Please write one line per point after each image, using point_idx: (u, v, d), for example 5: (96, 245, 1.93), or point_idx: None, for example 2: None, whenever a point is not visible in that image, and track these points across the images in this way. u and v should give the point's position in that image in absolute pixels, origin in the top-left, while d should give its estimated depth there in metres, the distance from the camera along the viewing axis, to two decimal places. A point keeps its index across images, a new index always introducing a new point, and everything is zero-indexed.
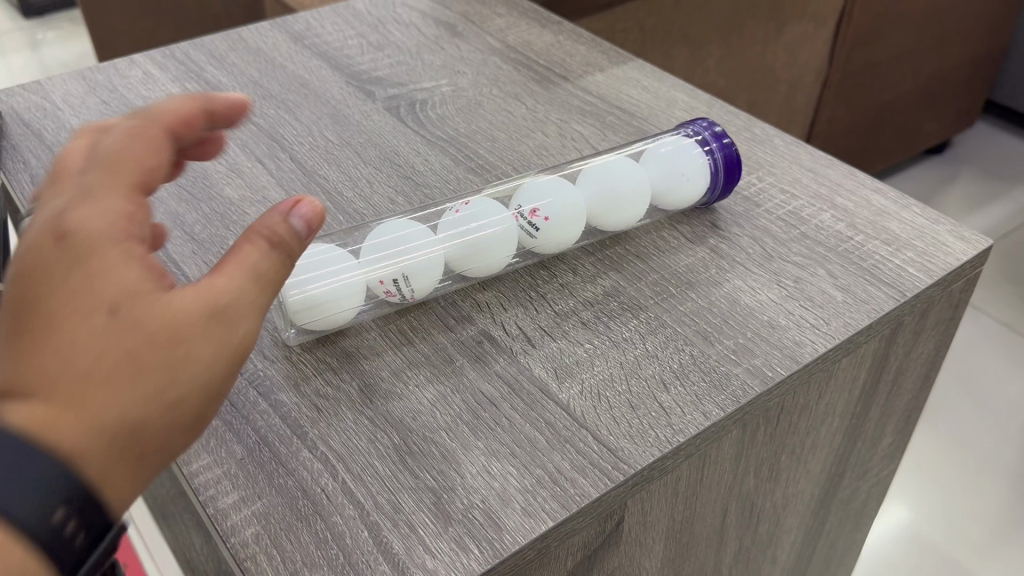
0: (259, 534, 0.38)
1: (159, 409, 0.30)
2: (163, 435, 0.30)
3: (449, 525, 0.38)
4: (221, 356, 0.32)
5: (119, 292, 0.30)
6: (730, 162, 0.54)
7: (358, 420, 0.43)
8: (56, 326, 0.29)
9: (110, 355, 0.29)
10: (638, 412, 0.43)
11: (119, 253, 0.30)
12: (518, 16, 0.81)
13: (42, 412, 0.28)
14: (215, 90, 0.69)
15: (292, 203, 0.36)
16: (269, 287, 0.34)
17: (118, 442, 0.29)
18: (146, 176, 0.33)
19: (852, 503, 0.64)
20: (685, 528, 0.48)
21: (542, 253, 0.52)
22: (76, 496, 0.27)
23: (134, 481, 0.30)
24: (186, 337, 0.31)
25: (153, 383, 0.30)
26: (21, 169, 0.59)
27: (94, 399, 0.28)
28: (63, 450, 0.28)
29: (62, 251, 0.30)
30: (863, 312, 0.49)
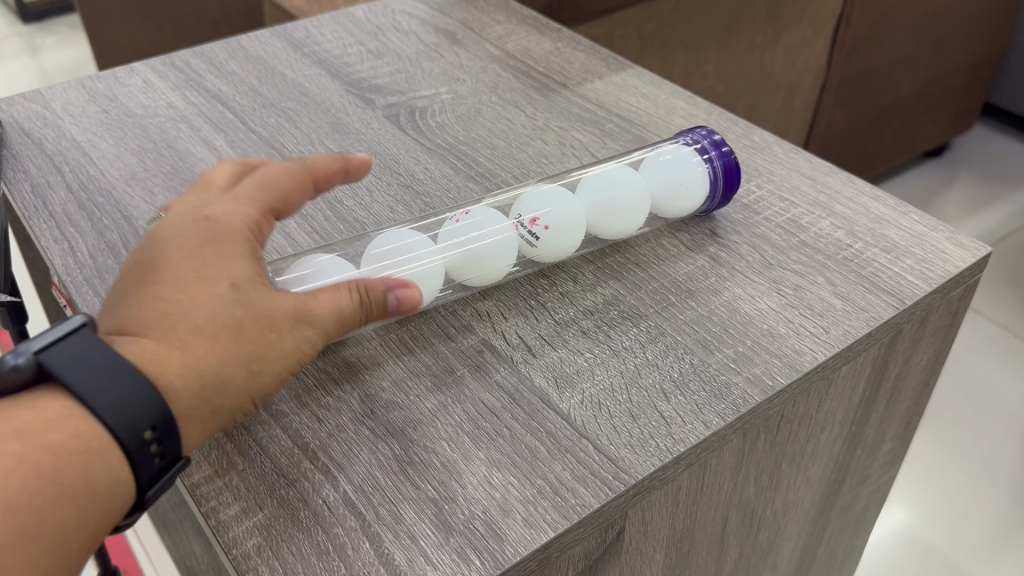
0: (260, 545, 0.38)
1: (240, 373, 0.39)
2: (235, 395, 0.39)
3: (450, 536, 0.38)
4: (296, 350, 0.41)
5: (239, 276, 0.41)
6: (730, 171, 0.54)
7: (359, 430, 0.43)
8: (186, 288, 0.39)
9: (219, 319, 0.39)
10: (639, 421, 0.43)
11: (245, 250, 0.42)
12: (517, 24, 0.81)
13: (159, 346, 0.38)
14: (215, 99, 0.69)
15: (400, 284, 0.44)
16: (353, 321, 0.43)
17: (204, 385, 0.38)
18: (280, 205, 0.46)
19: (852, 510, 0.64)
20: (686, 536, 0.49)
21: (543, 262, 0.53)
22: (160, 423, 0.36)
23: (207, 425, 0.39)
24: (275, 325, 0.40)
25: (243, 352, 0.39)
26: (21, 178, 0.60)
27: (196, 348, 0.38)
28: (165, 378, 0.37)
29: (208, 237, 0.42)
30: (862, 321, 0.49)
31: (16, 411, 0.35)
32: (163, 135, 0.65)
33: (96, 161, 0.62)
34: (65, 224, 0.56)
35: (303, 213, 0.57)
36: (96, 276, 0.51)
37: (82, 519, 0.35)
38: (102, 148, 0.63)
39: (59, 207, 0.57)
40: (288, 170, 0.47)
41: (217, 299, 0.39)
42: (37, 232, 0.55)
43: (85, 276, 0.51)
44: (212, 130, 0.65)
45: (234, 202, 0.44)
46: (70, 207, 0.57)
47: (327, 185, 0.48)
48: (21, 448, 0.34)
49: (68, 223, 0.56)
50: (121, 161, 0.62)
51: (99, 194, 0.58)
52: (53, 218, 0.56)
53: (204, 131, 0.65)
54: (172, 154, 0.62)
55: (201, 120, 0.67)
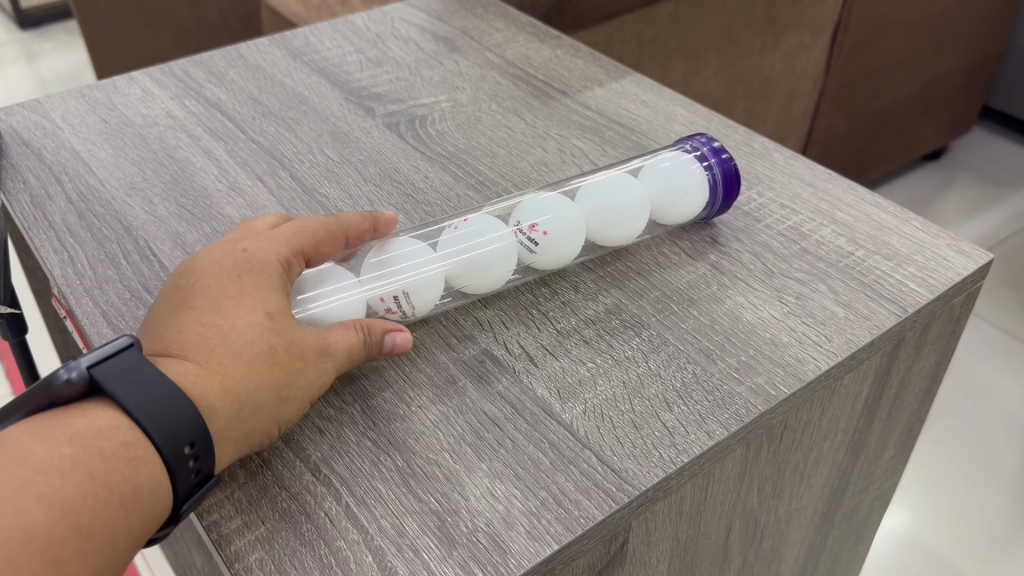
0: (262, 559, 0.38)
1: (271, 399, 0.40)
2: (267, 421, 0.40)
3: (454, 549, 0.38)
4: (321, 381, 0.42)
5: (275, 307, 0.42)
6: (729, 178, 0.54)
7: (361, 441, 0.43)
8: (225, 314, 0.41)
9: (256, 346, 0.40)
10: (642, 432, 0.43)
11: (280, 284, 0.43)
12: (516, 31, 0.81)
13: (199, 369, 0.39)
14: (214, 108, 0.69)
15: (396, 329, 0.46)
16: (365, 355, 0.44)
17: (239, 408, 0.39)
18: (314, 252, 0.46)
19: (854, 517, 0.63)
20: (689, 547, 0.48)
21: (541, 270, 0.53)
22: (199, 440, 0.37)
23: (239, 448, 0.40)
24: (306, 355, 0.42)
25: (277, 380, 0.40)
26: (21, 189, 0.59)
27: (233, 372, 0.40)
28: (204, 399, 0.38)
29: (245, 268, 0.43)
30: (865, 329, 0.49)
31: (65, 419, 0.36)
32: (162, 144, 0.65)
33: (95, 171, 0.62)
34: (65, 234, 0.55)
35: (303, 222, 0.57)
36: (96, 287, 0.51)
37: (127, 523, 0.35)
38: (101, 158, 0.63)
39: (59, 218, 0.57)
40: (324, 221, 0.47)
41: (254, 327, 0.41)
42: (37, 243, 0.55)
43: (85, 287, 0.51)
44: (212, 139, 0.65)
45: (273, 242, 0.45)
46: (69, 217, 0.57)
47: (354, 241, 0.49)
48: (71, 453, 0.35)
49: (68, 234, 0.55)
50: (121, 171, 0.62)
51: (99, 204, 0.58)
52: (53, 228, 0.56)
53: (203, 140, 0.65)
54: (172, 164, 0.62)
55: (201, 128, 0.66)
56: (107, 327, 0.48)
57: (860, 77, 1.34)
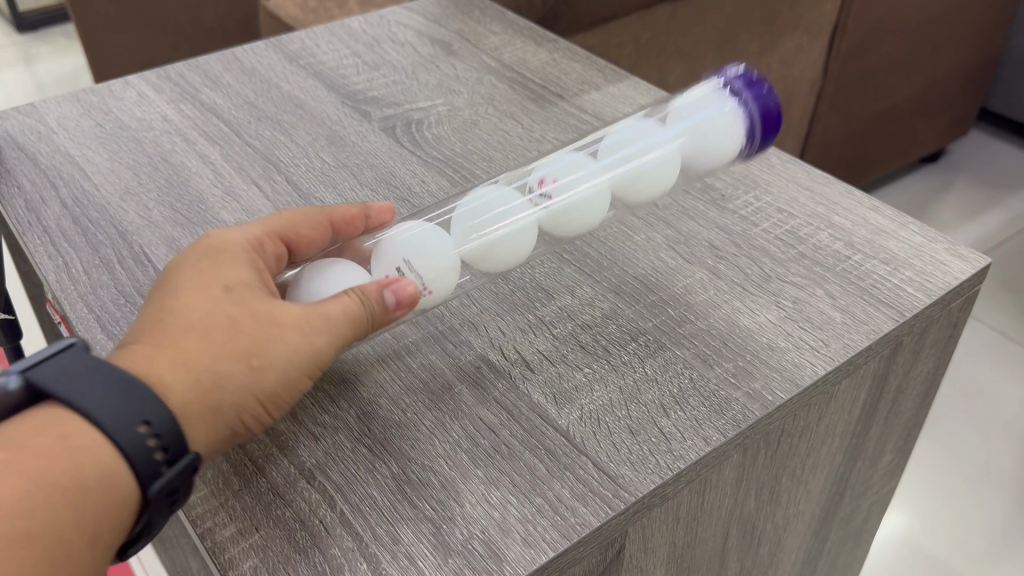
0: (257, 566, 0.38)
1: (238, 368, 0.39)
2: (237, 392, 0.38)
3: (449, 557, 0.38)
4: (302, 346, 0.40)
5: (234, 280, 0.41)
6: (767, 114, 0.52)
7: (356, 448, 0.43)
8: (181, 294, 0.40)
9: (212, 317, 0.39)
10: (638, 438, 0.43)
11: (246, 263, 0.43)
12: (513, 35, 0.81)
13: (151, 346, 0.38)
14: (210, 112, 0.69)
15: (394, 281, 0.43)
16: (364, 321, 0.42)
17: (198, 379, 0.38)
18: (291, 235, 0.46)
19: (852, 522, 0.63)
20: (686, 553, 0.48)
21: (572, 233, 0.51)
22: (155, 417, 0.35)
23: (209, 425, 0.38)
24: (277, 322, 0.40)
25: (240, 347, 0.39)
26: (15, 194, 0.59)
27: (188, 345, 0.38)
28: (155, 374, 0.37)
29: (210, 251, 0.43)
30: (862, 333, 0.49)
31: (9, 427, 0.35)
32: (158, 148, 0.64)
33: (90, 176, 0.61)
34: (59, 239, 0.55)
35: None
36: (90, 292, 0.51)
37: (101, 517, 0.34)
38: (96, 162, 0.63)
39: (53, 223, 0.57)
40: (306, 209, 0.48)
41: (211, 300, 0.40)
42: (31, 248, 0.54)
43: (80, 292, 0.51)
44: (207, 143, 0.65)
45: (243, 227, 0.45)
46: (64, 222, 0.57)
47: (346, 231, 0.49)
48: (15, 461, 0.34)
49: (63, 239, 0.55)
50: (116, 175, 0.61)
51: (94, 209, 0.58)
52: (47, 234, 0.56)
53: (199, 144, 0.65)
54: (167, 168, 0.62)
55: (196, 132, 0.66)
56: (101, 333, 0.48)
57: (858, 79, 1.33)
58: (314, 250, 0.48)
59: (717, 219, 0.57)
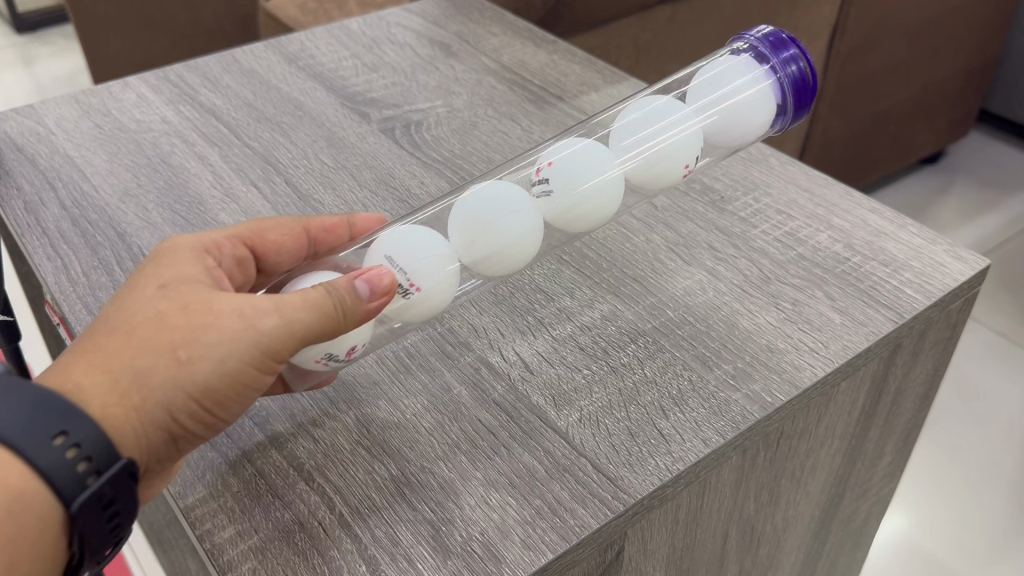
0: (255, 569, 0.37)
1: (165, 364, 0.37)
2: (164, 389, 0.37)
3: (448, 559, 0.38)
4: (241, 335, 0.38)
5: (169, 277, 0.40)
6: (799, 82, 0.50)
7: (356, 450, 0.43)
8: (116, 298, 0.40)
9: (140, 315, 0.38)
10: (637, 440, 0.43)
11: (192, 263, 0.42)
12: (512, 36, 0.81)
13: (76, 353, 0.38)
14: (209, 113, 0.69)
15: (365, 274, 0.40)
16: (330, 311, 0.39)
17: (119, 380, 0.37)
18: (257, 239, 0.47)
19: (852, 523, 0.63)
20: (685, 554, 0.48)
21: (591, 218, 0.49)
22: (72, 428, 0.34)
23: (137, 427, 0.37)
24: (212, 314, 0.38)
25: (166, 341, 0.37)
26: (14, 195, 0.59)
27: (110, 347, 0.37)
28: (75, 380, 0.36)
29: (156, 255, 0.42)
30: (862, 335, 0.49)
31: None
32: (157, 149, 0.64)
33: (89, 177, 0.61)
34: (58, 240, 0.55)
35: None
36: (90, 294, 0.51)
37: (36, 536, 0.34)
38: (96, 164, 0.63)
39: (52, 224, 0.57)
40: (280, 216, 0.48)
41: (144, 299, 0.39)
42: (30, 250, 0.54)
43: (79, 294, 0.51)
44: (207, 145, 0.65)
45: (205, 232, 0.45)
46: (63, 224, 0.57)
47: (324, 239, 0.49)
48: None
49: (62, 241, 0.55)
50: (116, 177, 0.61)
51: (93, 210, 0.58)
52: (47, 235, 0.56)
53: (198, 145, 0.65)
54: (166, 169, 0.62)
55: (195, 134, 0.66)
56: None
57: (857, 80, 1.33)
58: (290, 257, 0.49)
59: (716, 221, 0.57)
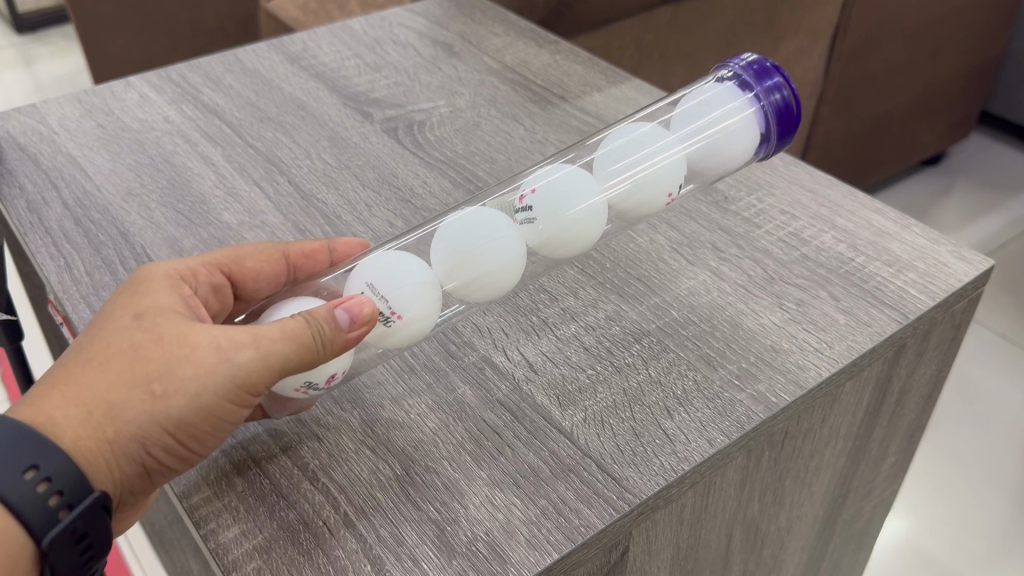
0: (260, 569, 0.37)
1: (137, 398, 0.37)
2: (137, 422, 0.37)
3: (453, 558, 0.38)
4: (216, 368, 0.37)
5: (146, 306, 0.40)
6: (783, 109, 0.50)
7: (360, 450, 0.43)
8: (92, 327, 0.40)
9: (115, 346, 0.38)
10: (642, 440, 0.43)
11: (169, 290, 0.41)
12: (515, 36, 0.80)
13: (47, 383, 0.38)
14: (212, 113, 0.69)
15: (344, 304, 0.40)
16: (311, 343, 0.38)
17: (93, 413, 0.37)
18: (234, 266, 0.46)
19: (855, 524, 0.63)
20: (689, 555, 0.48)
21: (574, 245, 0.48)
22: (43, 462, 0.35)
23: (111, 459, 0.37)
24: (188, 345, 0.38)
25: (140, 374, 0.37)
26: (17, 194, 0.59)
27: (84, 379, 0.37)
28: (47, 412, 0.36)
29: (134, 282, 0.42)
30: (866, 335, 0.49)
31: None
32: (160, 149, 0.64)
33: (91, 176, 0.61)
34: (60, 239, 0.55)
35: (301, 227, 0.56)
36: (93, 293, 0.51)
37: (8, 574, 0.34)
38: (99, 163, 0.63)
39: (55, 224, 0.56)
40: (259, 242, 0.47)
41: (118, 330, 0.39)
42: (33, 249, 0.54)
43: (82, 293, 0.51)
44: (209, 144, 0.65)
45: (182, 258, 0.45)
46: (66, 223, 0.57)
47: (304, 264, 0.48)
48: None
49: (65, 240, 0.55)
50: (118, 176, 0.61)
51: (96, 210, 0.58)
52: (50, 234, 0.56)
53: (201, 145, 0.65)
54: (169, 169, 0.62)
55: (198, 133, 0.66)
56: None
57: (858, 80, 1.33)
58: (268, 284, 0.48)
59: (720, 221, 0.57)
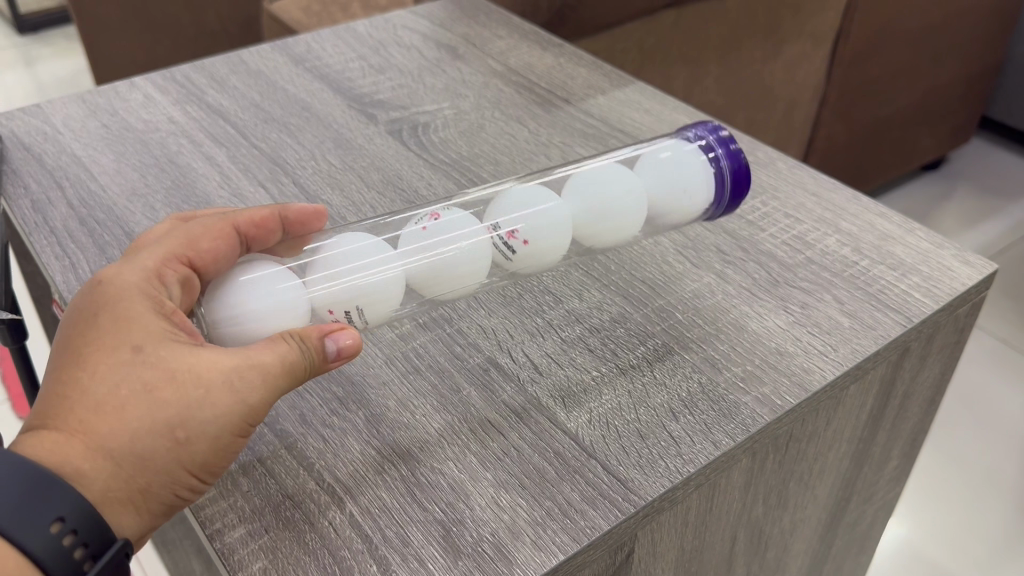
0: (266, 568, 0.37)
1: (160, 445, 0.35)
2: (165, 469, 0.35)
3: (459, 559, 0.38)
4: (233, 409, 0.36)
5: (143, 336, 0.36)
6: (738, 174, 0.50)
7: (366, 450, 0.43)
8: (83, 362, 0.36)
9: (124, 388, 0.35)
10: (647, 441, 0.43)
11: (151, 306, 0.38)
12: (518, 39, 0.81)
13: (53, 434, 0.34)
14: (216, 114, 0.69)
15: (336, 328, 0.39)
16: (304, 370, 0.38)
17: (120, 465, 0.35)
18: (191, 253, 0.40)
19: (858, 527, 0.63)
20: (694, 557, 0.48)
21: (526, 266, 0.49)
22: (69, 514, 0.33)
23: (141, 504, 0.36)
24: (203, 385, 0.36)
25: (161, 421, 0.35)
26: (22, 194, 0.59)
27: (99, 427, 0.34)
28: (70, 465, 0.34)
29: (109, 299, 0.37)
30: (870, 339, 0.49)
31: None
32: (164, 149, 0.64)
33: (96, 176, 0.61)
34: (65, 239, 0.55)
35: None
36: None
37: None
38: (103, 164, 0.63)
39: (60, 224, 0.56)
40: (201, 221, 0.42)
41: (116, 366, 0.35)
42: (38, 249, 0.54)
43: None
44: (214, 145, 0.65)
45: (135, 259, 0.39)
46: (71, 223, 0.57)
47: (257, 236, 0.45)
48: None
49: (70, 240, 0.55)
50: (123, 176, 0.61)
51: (100, 210, 0.58)
52: (54, 234, 0.56)
53: (205, 145, 0.65)
54: (173, 169, 0.62)
55: (202, 134, 0.66)
56: None
57: (860, 85, 1.34)
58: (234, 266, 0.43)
59: (724, 224, 0.58)
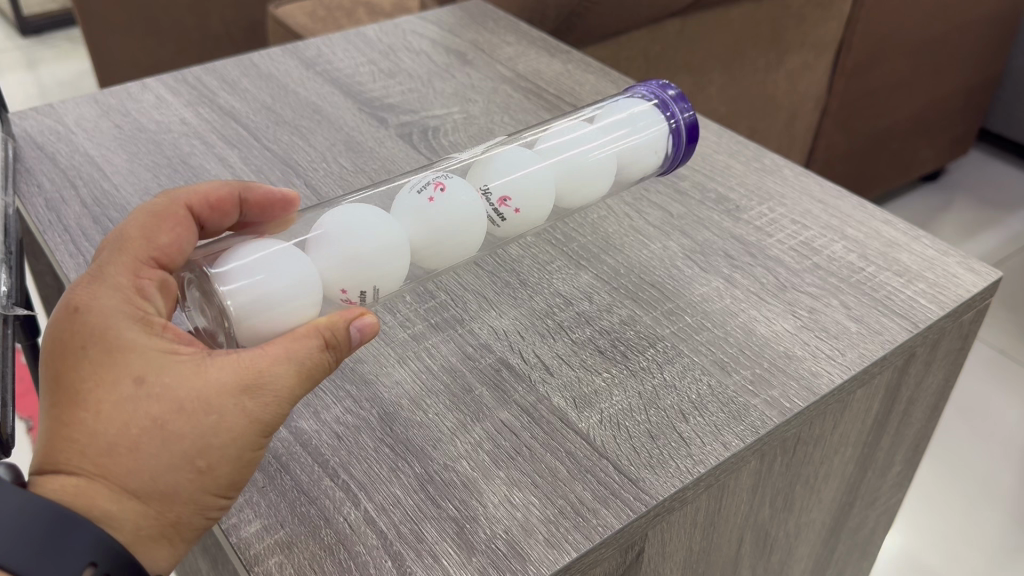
0: (282, 563, 0.38)
1: (183, 478, 0.35)
2: (193, 498, 0.36)
3: (473, 555, 0.38)
4: (250, 430, 0.36)
5: (143, 366, 0.36)
6: (692, 128, 0.54)
7: (379, 447, 0.43)
8: (84, 402, 0.35)
9: (133, 426, 0.35)
10: (659, 441, 0.44)
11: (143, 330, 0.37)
12: (527, 46, 0.81)
13: (72, 480, 0.34)
14: (228, 116, 0.69)
15: (355, 315, 0.39)
16: (320, 373, 0.38)
17: (147, 501, 0.35)
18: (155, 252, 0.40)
19: (859, 533, 0.64)
20: (701, 559, 0.48)
21: (512, 233, 0.51)
22: (99, 557, 0.33)
23: (174, 535, 0.36)
24: (216, 409, 0.35)
25: (178, 455, 0.35)
26: (35, 193, 0.60)
27: (118, 470, 0.34)
28: (97, 508, 0.34)
29: (97, 332, 0.36)
30: (877, 343, 0.49)
31: None
32: (176, 150, 0.65)
33: (109, 176, 0.62)
34: (80, 238, 0.56)
35: None
36: None
37: None
38: (116, 163, 0.63)
39: (74, 222, 0.57)
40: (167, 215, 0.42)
41: (118, 404, 0.35)
42: (52, 247, 0.55)
43: None
44: (225, 146, 0.65)
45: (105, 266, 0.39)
46: (85, 222, 0.57)
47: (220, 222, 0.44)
48: None
49: (83, 238, 0.56)
50: (136, 177, 0.62)
51: (114, 209, 0.58)
52: (68, 232, 0.56)
53: (217, 146, 0.65)
54: (186, 169, 0.63)
55: (214, 135, 0.67)
56: None
57: (862, 95, 1.35)
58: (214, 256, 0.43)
59: (731, 230, 0.58)
